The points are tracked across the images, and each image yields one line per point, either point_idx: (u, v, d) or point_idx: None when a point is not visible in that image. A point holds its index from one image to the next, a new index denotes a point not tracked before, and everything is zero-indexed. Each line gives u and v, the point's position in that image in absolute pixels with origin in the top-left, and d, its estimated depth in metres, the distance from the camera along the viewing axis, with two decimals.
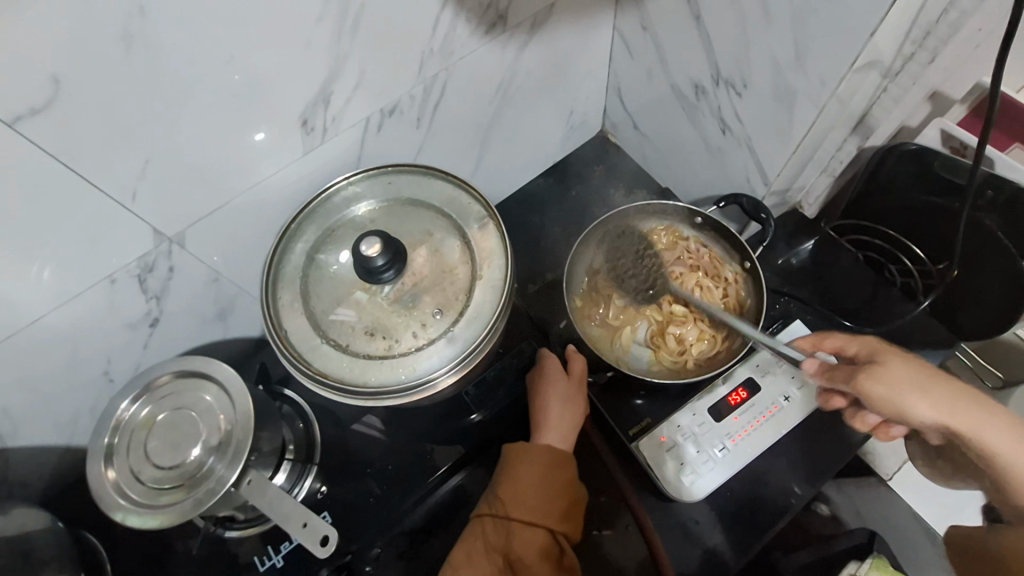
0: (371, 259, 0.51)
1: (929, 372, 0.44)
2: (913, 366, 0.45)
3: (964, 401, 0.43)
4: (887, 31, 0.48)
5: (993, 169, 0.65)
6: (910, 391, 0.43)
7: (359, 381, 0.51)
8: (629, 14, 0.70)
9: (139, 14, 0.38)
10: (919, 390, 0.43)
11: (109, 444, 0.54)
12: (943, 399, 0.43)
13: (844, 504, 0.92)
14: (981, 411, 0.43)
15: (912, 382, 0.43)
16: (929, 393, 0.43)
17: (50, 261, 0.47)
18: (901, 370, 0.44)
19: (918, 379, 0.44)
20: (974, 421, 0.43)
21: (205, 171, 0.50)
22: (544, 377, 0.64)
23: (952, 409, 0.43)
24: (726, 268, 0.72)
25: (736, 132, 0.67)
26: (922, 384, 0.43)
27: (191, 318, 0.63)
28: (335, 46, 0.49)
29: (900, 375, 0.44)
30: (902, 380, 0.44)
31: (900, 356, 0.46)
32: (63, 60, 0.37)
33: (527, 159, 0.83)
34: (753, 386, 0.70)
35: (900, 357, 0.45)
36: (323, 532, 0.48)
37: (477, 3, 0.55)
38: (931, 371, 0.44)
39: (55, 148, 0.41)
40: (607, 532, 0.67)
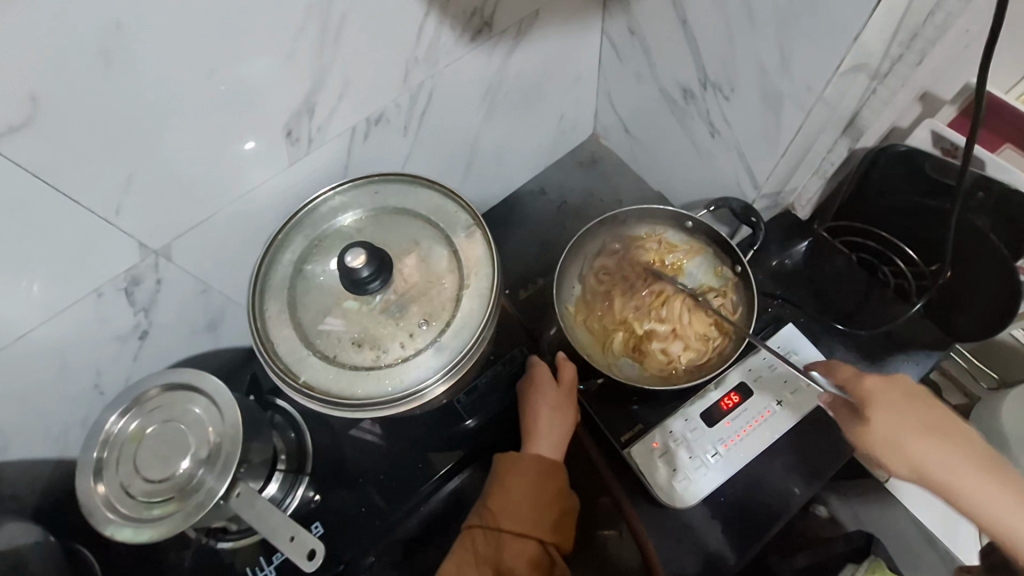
0: (357, 270, 0.50)
1: (913, 432, 0.48)
2: (900, 425, 0.49)
3: (948, 463, 0.47)
4: (872, 34, 0.47)
5: (982, 169, 0.65)
6: (894, 453, 0.48)
7: (347, 392, 0.51)
8: (617, 18, 0.70)
9: (115, 30, 0.38)
10: (901, 452, 0.48)
11: (98, 458, 0.54)
12: (925, 458, 0.47)
13: (842, 507, 0.91)
14: (960, 471, 0.46)
15: (897, 444, 0.48)
16: (911, 456, 0.48)
17: (37, 277, 0.47)
18: (884, 430, 0.49)
19: (901, 440, 0.48)
20: (957, 480, 0.46)
21: (189, 183, 0.50)
22: (535, 384, 0.64)
23: (935, 472, 0.47)
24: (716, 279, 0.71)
25: (725, 136, 0.67)
26: (902, 446, 0.48)
27: (181, 329, 0.62)
28: (317, 57, 0.49)
29: (885, 436, 0.49)
30: (884, 442, 0.49)
31: (889, 411, 0.50)
32: (38, 77, 0.37)
33: (518, 164, 0.83)
34: (745, 391, 0.70)
35: (889, 415, 0.49)
36: (311, 545, 0.48)
37: (460, 11, 0.55)
38: (917, 431, 0.48)
39: (35, 165, 0.41)
40: (613, 533, 0.66)
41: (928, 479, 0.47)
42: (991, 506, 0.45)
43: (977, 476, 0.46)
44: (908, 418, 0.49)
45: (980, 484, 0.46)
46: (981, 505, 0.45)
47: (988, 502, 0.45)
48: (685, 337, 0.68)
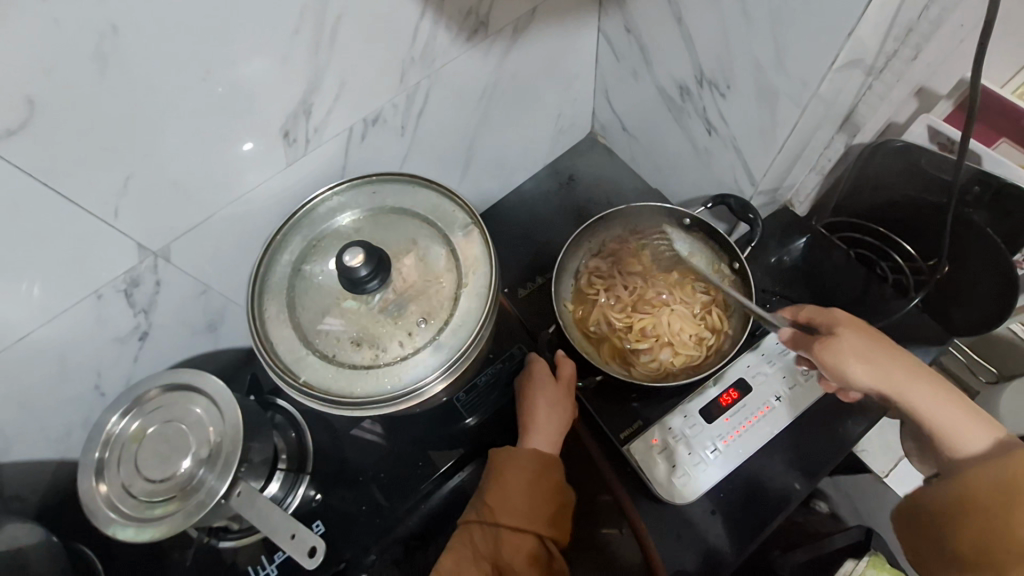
0: (355, 269, 0.51)
1: (874, 347, 0.52)
2: (862, 341, 0.52)
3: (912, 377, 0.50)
4: (867, 30, 0.47)
5: (979, 165, 0.63)
6: (857, 363, 0.51)
7: (346, 391, 0.51)
8: (612, 16, 0.70)
9: (111, 32, 0.38)
10: (861, 365, 0.51)
11: (99, 458, 0.54)
12: (885, 367, 0.50)
13: (841, 501, 0.93)
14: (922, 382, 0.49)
15: (859, 359, 0.51)
16: (869, 366, 0.51)
17: (38, 279, 0.47)
18: (848, 347, 0.52)
19: (867, 352, 0.51)
20: (911, 388, 0.49)
21: (187, 184, 0.50)
22: (533, 382, 0.64)
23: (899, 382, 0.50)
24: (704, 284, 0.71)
25: (722, 133, 0.67)
26: (863, 360, 0.51)
27: (181, 330, 0.63)
28: (313, 58, 0.49)
29: (849, 349, 0.52)
30: (851, 354, 0.52)
31: (857, 332, 0.53)
32: (36, 80, 0.38)
33: (516, 162, 0.83)
34: (744, 387, 0.70)
35: (852, 333, 0.53)
36: (311, 543, 0.48)
37: (456, 11, 0.55)
38: (875, 347, 0.52)
39: (33, 167, 0.41)
40: (614, 530, 0.67)
41: (887, 389, 0.50)
42: (940, 413, 0.48)
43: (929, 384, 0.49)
44: (870, 338, 0.53)
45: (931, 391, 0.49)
46: (932, 409, 0.49)
47: (938, 407, 0.48)
48: (673, 342, 0.68)
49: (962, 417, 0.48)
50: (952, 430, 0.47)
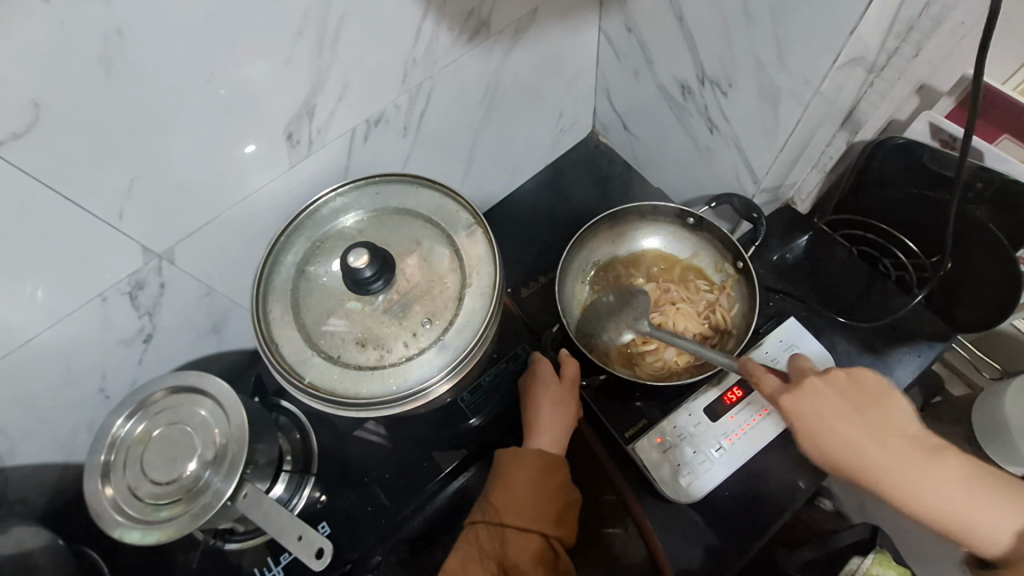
0: (359, 270, 0.51)
1: (851, 422, 0.48)
2: (840, 425, 0.48)
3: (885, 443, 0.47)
4: (868, 28, 0.47)
5: (981, 161, 0.63)
6: (847, 455, 0.48)
7: (351, 392, 0.51)
8: (613, 15, 0.70)
9: (116, 36, 0.38)
10: (861, 455, 0.47)
11: (105, 461, 0.54)
12: (880, 463, 0.46)
13: (847, 499, 0.93)
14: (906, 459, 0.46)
15: (850, 446, 0.48)
16: (876, 455, 0.47)
17: (42, 282, 0.47)
18: (835, 436, 0.48)
19: (829, 434, 0.49)
20: (923, 485, 0.45)
21: (191, 186, 0.50)
22: (537, 382, 0.64)
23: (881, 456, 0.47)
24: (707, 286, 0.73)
25: (723, 131, 0.67)
26: (857, 449, 0.47)
27: (185, 332, 0.63)
28: (316, 60, 0.49)
29: (822, 432, 0.49)
30: (836, 440, 0.48)
31: (827, 410, 0.49)
32: (41, 84, 0.38)
33: (518, 162, 0.83)
34: (748, 384, 0.70)
35: (822, 410, 0.49)
36: (318, 544, 0.48)
37: (458, 11, 0.55)
38: (858, 421, 0.48)
39: (38, 171, 0.41)
40: (618, 531, 0.65)
41: (892, 488, 0.46)
42: (958, 509, 0.45)
43: (938, 474, 0.45)
44: (837, 411, 0.49)
45: (942, 482, 0.45)
46: (946, 508, 0.45)
47: (951, 502, 0.45)
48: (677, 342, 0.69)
49: (992, 508, 0.44)
50: (973, 523, 0.44)
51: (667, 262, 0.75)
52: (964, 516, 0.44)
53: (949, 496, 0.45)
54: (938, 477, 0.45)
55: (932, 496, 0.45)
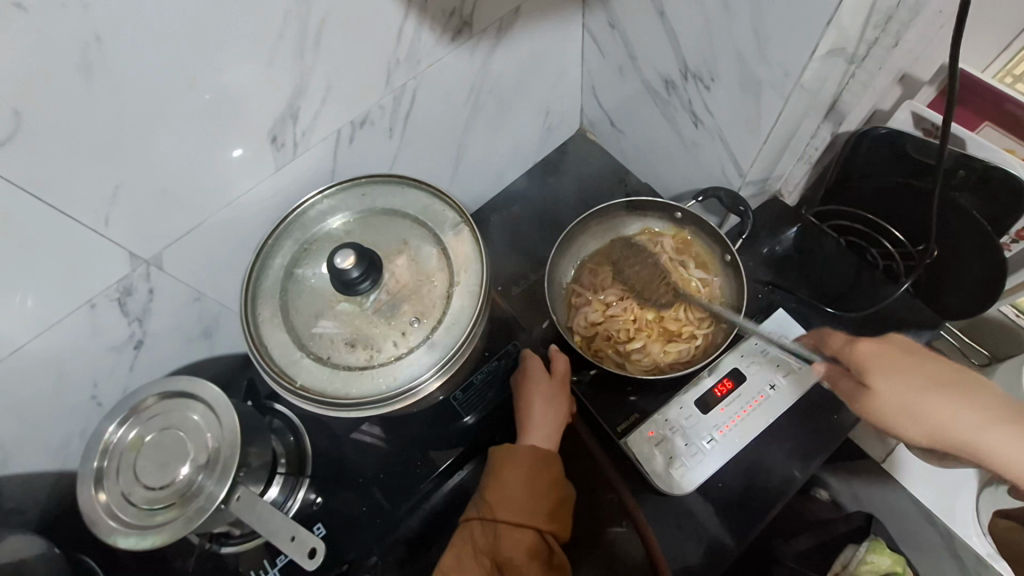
0: (346, 271, 0.51)
1: (918, 388, 0.46)
2: (903, 384, 0.47)
3: (919, 386, 0.47)
4: (845, 20, 0.48)
5: (963, 149, 0.64)
6: (906, 416, 0.46)
7: (341, 392, 0.52)
8: (596, 12, 0.71)
9: (95, 43, 0.39)
10: (920, 413, 0.46)
11: (98, 467, 0.54)
12: (933, 414, 0.45)
13: (842, 488, 0.93)
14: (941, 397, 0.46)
15: (906, 399, 0.46)
16: (936, 410, 0.45)
17: (31, 290, 0.48)
18: (892, 395, 0.47)
19: (900, 400, 0.47)
20: (977, 428, 0.44)
21: (176, 191, 0.51)
22: (527, 377, 0.64)
23: (910, 398, 0.46)
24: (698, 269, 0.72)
25: (708, 124, 0.67)
26: (912, 404, 0.46)
27: (176, 337, 0.63)
28: (298, 63, 0.49)
29: (892, 404, 0.47)
30: (892, 406, 0.47)
31: (890, 376, 0.48)
32: (21, 92, 0.38)
33: (506, 161, 0.84)
34: (738, 376, 0.70)
35: (889, 376, 0.48)
36: (311, 544, 0.48)
37: (440, 11, 0.55)
38: (924, 384, 0.47)
39: (21, 178, 0.42)
40: (625, 529, 0.66)
41: (945, 435, 0.45)
42: (1018, 454, 0.42)
43: (1002, 426, 0.43)
44: (905, 380, 0.47)
45: (1006, 434, 0.43)
46: (1014, 458, 0.42)
47: (1012, 448, 0.42)
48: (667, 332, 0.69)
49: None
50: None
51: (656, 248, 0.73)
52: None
53: (1018, 449, 0.42)
54: (1002, 429, 0.43)
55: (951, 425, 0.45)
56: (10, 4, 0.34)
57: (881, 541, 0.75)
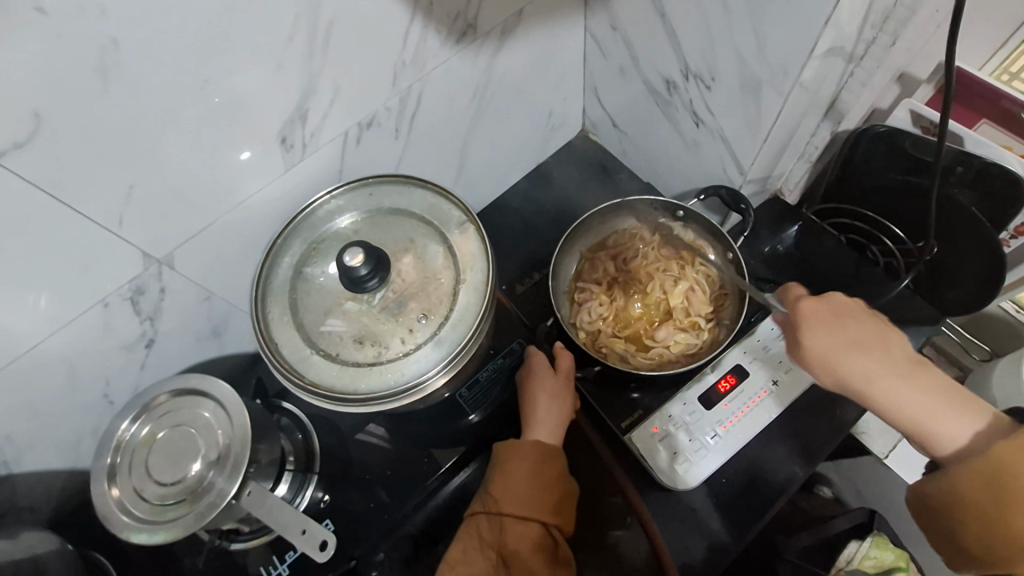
0: (355, 269, 0.52)
1: (841, 344, 0.51)
2: (829, 340, 0.51)
3: (843, 345, 0.50)
4: (843, 19, 0.49)
5: (961, 146, 0.64)
6: (824, 367, 0.51)
7: (350, 388, 0.52)
8: (598, 15, 0.72)
9: (113, 46, 0.40)
10: (837, 367, 0.50)
11: (111, 464, 0.55)
12: (851, 369, 0.49)
13: (844, 485, 0.94)
14: (860, 353, 0.50)
15: (828, 354, 0.51)
16: (852, 367, 0.49)
17: (45, 290, 0.49)
18: (817, 349, 0.52)
19: (823, 356, 0.51)
20: (883, 382, 0.48)
21: (188, 191, 0.52)
22: (532, 374, 0.65)
23: (834, 353, 0.51)
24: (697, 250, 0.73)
25: (709, 124, 0.68)
26: (831, 359, 0.51)
27: (187, 335, 0.64)
28: (307, 65, 0.50)
29: (817, 358, 0.51)
30: (816, 359, 0.52)
31: (820, 333, 0.52)
32: (41, 95, 0.39)
33: (509, 161, 0.85)
34: (741, 372, 0.71)
35: (818, 333, 0.52)
36: (322, 537, 0.49)
37: (445, 14, 0.56)
38: (848, 341, 0.51)
39: (40, 178, 0.43)
40: (621, 533, 0.67)
41: (855, 389, 0.49)
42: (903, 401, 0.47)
43: (904, 379, 0.47)
44: (831, 337, 0.51)
45: (911, 388, 0.47)
46: (904, 407, 0.47)
47: (915, 401, 0.46)
48: (673, 317, 0.70)
49: (939, 411, 0.46)
50: (928, 425, 0.46)
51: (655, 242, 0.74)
52: (933, 421, 0.46)
53: (923, 404, 0.46)
54: (903, 383, 0.47)
55: (867, 378, 0.48)
56: (31, 8, 0.36)
57: (883, 535, 0.78)
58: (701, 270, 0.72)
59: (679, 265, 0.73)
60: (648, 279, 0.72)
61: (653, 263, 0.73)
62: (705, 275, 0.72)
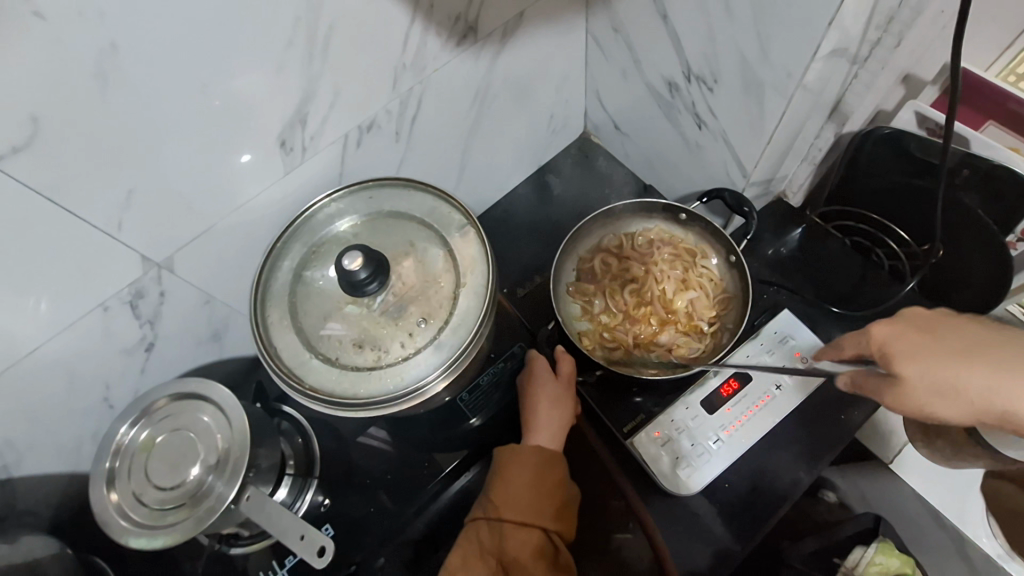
0: (354, 273, 0.51)
1: (949, 366, 0.45)
2: (935, 364, 0.45)
3: (958, 367, 0.44)
4: (847, 21, 0.48)
5: (967, 147, 0.64)
6: (943, 398, 0.45)
7: (349, 393, 0.52)
8: (599, 16, 0.71)
9: (111, 51, 0.40)
10: (960, 392, 0.44)
11: (110, 468, 0.55)
12: (979, 394, 0.43)
13: (850, 490, 0.94)
14: (977, 372, 0.44)
15: (946, 381, 0.44)
16: (978, 389, 0.43)
17: (45, 294, 0.48)
18: (926, 377, 0.45)
19: (939, 385, 0.45)
20: None
21: (188, 195, 0.51)
22: (533, 379, 0.65)
23: (949, 379, 0.44)
24: (700, 252, 0.72)
25: (711, 126, 0.68)
26: (954, 384, 0.44)
27: (187, 339, 0.64)
28: (308, 68, 0.50)
29: (929, 389, 0.45)
30: (928, 389, 0.45)
31: (921, 359, 0.46)
32: (39, 100, 0.39)
33: (511, 163, 0.84)
34: (744, 376, 0.70)
35: (917, 359, 0.46)
36: (320, 543, 0.49)
37: (445, 17, 0.56)
38: (957, 359, 0.45)
39: (39, 184, 0.43)
40: (628, 536, 0.65)
41: (998, 410, 0.43)
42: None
43: None
44: (939, 357, 0.45)
45: None
46: None
47: None
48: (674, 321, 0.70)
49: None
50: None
51: (656, 240, 0.73)
52: None
53: None
54: None
55: (1009, 397, 0.42)
56: (28, 12, 0.35)
57: (889, 542, 0.77)
58: (703, 271, 0.71)
59: (681, 266, 0.71)
60: (654, 283, 0.70)
61: (654, 264, 0.71)
62: (710, 278, 0.71)
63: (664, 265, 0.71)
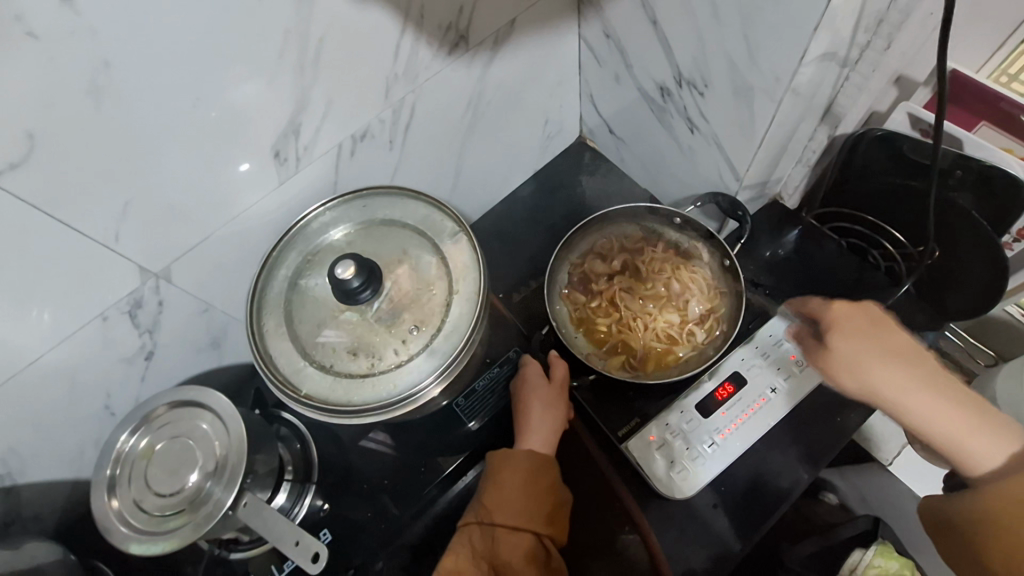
0: (347, 281, 0.52)
1: (865, 349, 0.50)
2: (856, 345, 0.50)
3: (870, 352, 0.49)
4: (834, 24, 0.48)
5: (960, 149, 0.63)
6: (847, 369, 0.50)
7: (344, 400, 0.53)
8: (592, 23, 0.72)
9: (104, 67, 0.41)
10: (861, 372, 0.49)
11: (111, 475, 0.56)
12: (871, 377, 0.48)
13: (849, 490, 0.94)
14: (883, 360, 0.48)
15: (851, 358, 0.50)
16: (871, 372, 0.48)
17: (47, 305, 0.49)
18: (845, 350, 0.51)
19: (846, 358, 0.50)
20: (905, 390, 0.46)
21: (183, 205, 0.52)
22: (525, 384, 0.66)
23: (855, 356, 0.50)
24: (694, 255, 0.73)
25: (703, 131, 0.68)
26: (856, 362, 0.49)
27: (186, 346, 0.65)
28: (299, 79, 0.51)
29: (841, 359, 0.51)
30: (842, 363, 0.50)
31: (850, 338, 0.52)
32: (35, 117, 0.40)
33: (507, 169, 0.85)
34: (739, 380, 0.70)
35: (850, 337, 0.52)
36: (314, 549, 0.49)
37: (436, 27, 0.57)
38: (871, 347, 0.50)
39: (37, 199, 0.44)
40: (635, 536, 0.66)
41: (875, 395, 0.47)
42: (932, 414, 0.45)
43: (925, 392, 0.45)
44: (861, 341, 0.51)
45: (929, 398, 0.45)
46: (933, 421, 0.45)
47: (939, 416, 0.44)
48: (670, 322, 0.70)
49: (966, 430, 0.43)
50: (962, 441, 0.44)
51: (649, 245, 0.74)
52: (965, 441, 0.43)
53: (962, 428, 0.44)
54: (932, 400, 0.45)
55: (886, 386, 0.47)
56: (22, 32, 0.36)
57: (888, 543, 0.76)
58: (697, 273, 0.72)
59: (675, 269, 0.72)
60: (640, 286, 0.72)
61: (648, 269, 0.72)
62: (703, 279, 0.71)
63: (657, 270, 0.72)
